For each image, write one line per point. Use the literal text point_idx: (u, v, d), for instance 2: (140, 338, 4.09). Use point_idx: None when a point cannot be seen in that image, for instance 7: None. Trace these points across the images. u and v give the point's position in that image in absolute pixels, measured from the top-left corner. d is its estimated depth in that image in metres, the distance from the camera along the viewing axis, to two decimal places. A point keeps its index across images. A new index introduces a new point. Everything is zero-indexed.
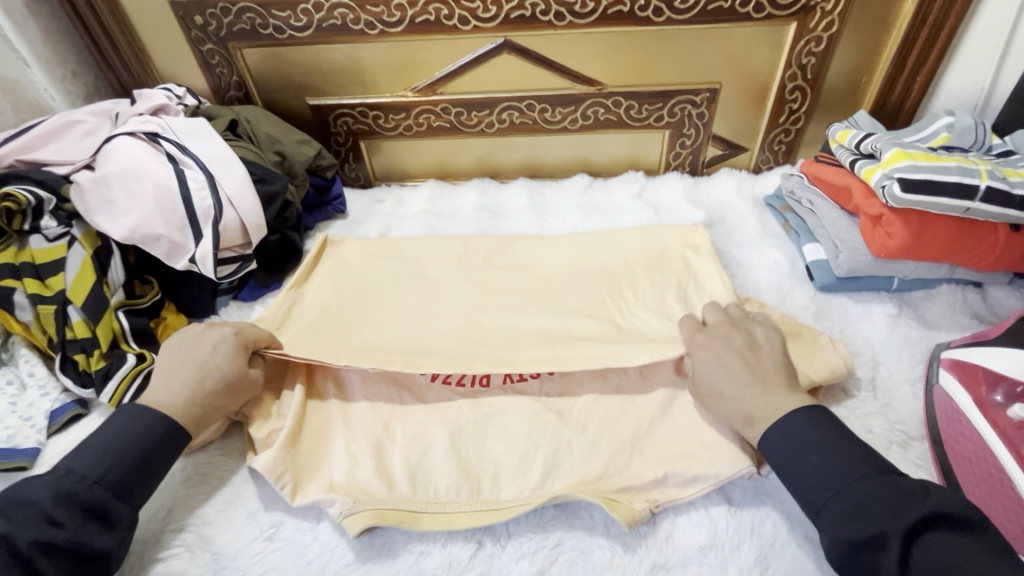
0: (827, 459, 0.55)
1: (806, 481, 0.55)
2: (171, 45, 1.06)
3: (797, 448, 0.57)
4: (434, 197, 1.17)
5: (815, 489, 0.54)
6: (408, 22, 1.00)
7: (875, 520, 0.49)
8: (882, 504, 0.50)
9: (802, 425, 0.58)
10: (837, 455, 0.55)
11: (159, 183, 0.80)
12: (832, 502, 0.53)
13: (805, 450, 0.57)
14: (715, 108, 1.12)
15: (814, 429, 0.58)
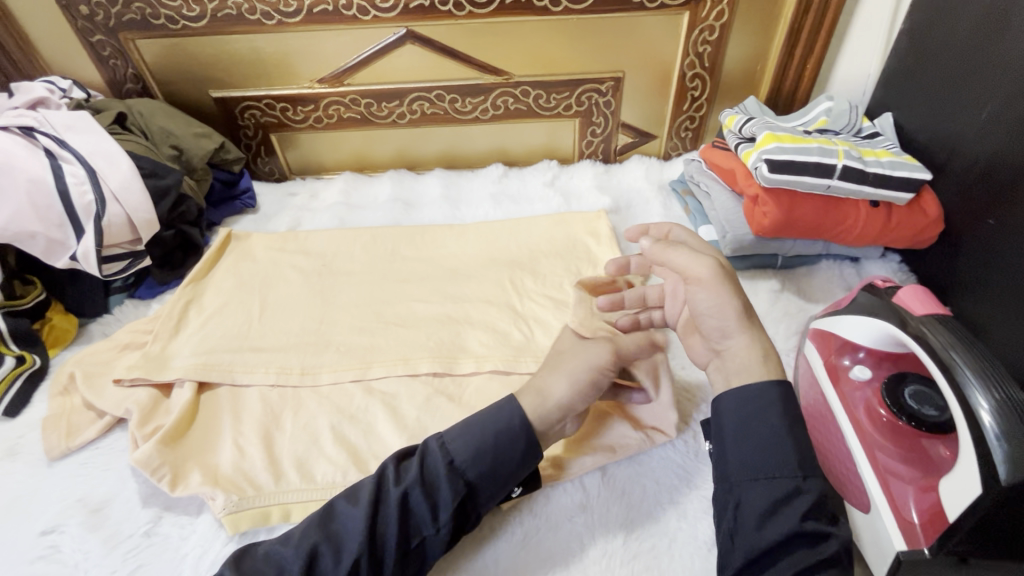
0: (796, 450, 0.53)
1: (787, 462, 0.53)
2: (56, 35, 1.02)
3: (759, 423, 0.55)
4: (348, 189, 1.17)
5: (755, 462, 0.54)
6: (306, 12, 0.99)
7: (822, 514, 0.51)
8: (831, 514, 0.52)
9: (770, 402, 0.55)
10: (805, 454, 0.53)
11: (32, 178, 0.78)
12: (790, 493, 0.52)
13: (780, 426, 0.54)
14: (621, 96, 1.15)
15: (796, 418, 0.55)
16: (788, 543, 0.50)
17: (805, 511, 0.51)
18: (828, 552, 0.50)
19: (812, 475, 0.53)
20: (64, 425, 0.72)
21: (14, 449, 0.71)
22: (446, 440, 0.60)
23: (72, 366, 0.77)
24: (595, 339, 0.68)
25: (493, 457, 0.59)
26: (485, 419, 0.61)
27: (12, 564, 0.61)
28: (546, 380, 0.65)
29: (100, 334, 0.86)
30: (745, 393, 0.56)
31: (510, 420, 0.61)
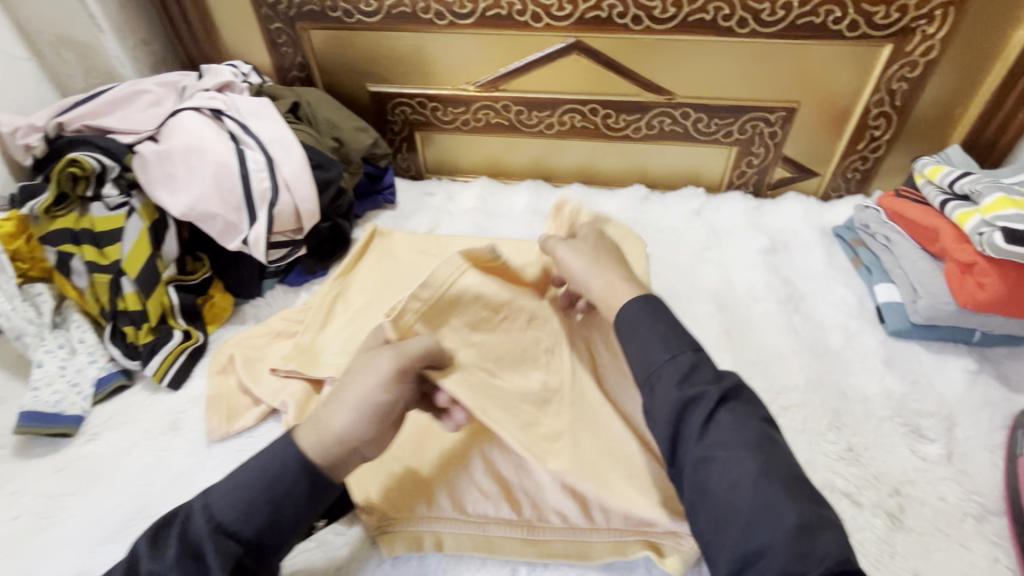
0: (677, 334, 0.56)
1: (656, 348, 0.55)
2: (239, 20, 1.06)
3: (634, 321, 0.58)
4: (485, 195, 1.15)
5: (642, 358, 0.55)
6: (479, 15, 0.98)
7: (697, 387, 0.52)
8: (708, 374, 0.53)
9: (638, 307, 0.58)
10: (679, 333, 0.56)
11: (220, 161, 0.80)
12: (664, 370, 0.54)
13: (654, 325, 0.57)
14: (789, 128, 1.06)
15: (666, 315, 0.58)
16: (686, 413, 0.52)
17: (680, 383, 0.53)
18: (714, 402, 0.51)
19: (702, 348, 0.55)
20: (225, 408, 0.73)
21: (178, 423, 0.73)
22: (207, 500, 0.52)
23: (228, 349, 0.79)
24: (380, 355, 0.55)
25: (262, 515, 0.52)
26: (252, 465, 0.53)
27: None
28: (343, 419, 0.54)
29: (254, 317, 0.88)
30: (618, 313, 0.59)
31: (281, 465, 0.53)
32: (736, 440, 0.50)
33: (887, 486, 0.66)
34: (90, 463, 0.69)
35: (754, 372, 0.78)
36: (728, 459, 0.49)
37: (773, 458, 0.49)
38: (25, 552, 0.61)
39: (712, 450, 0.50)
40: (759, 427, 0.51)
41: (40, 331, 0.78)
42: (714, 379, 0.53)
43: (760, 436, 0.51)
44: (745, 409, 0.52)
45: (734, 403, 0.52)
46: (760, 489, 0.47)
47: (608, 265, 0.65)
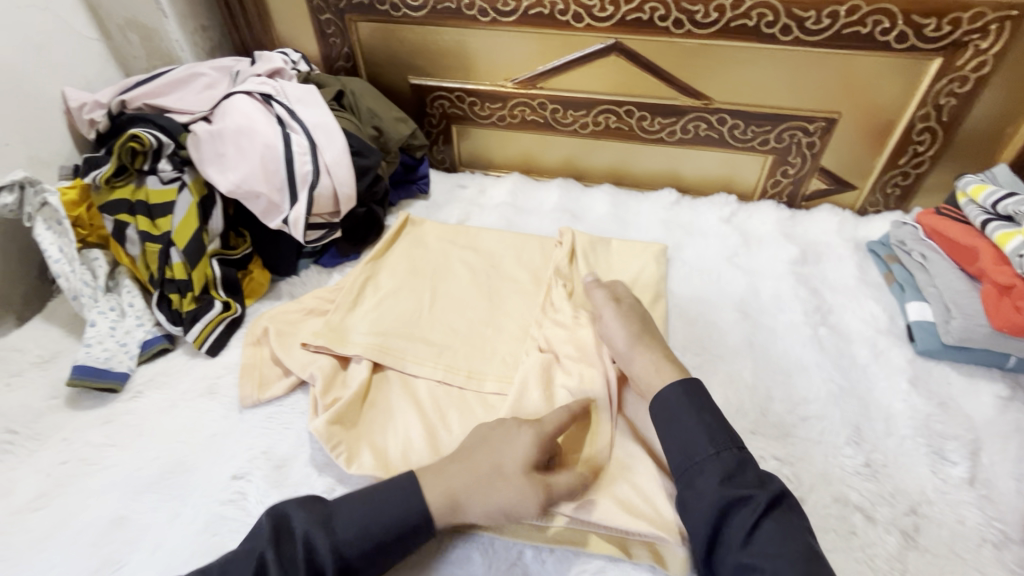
0: (722, 430, 0.61)
1: (718, 439, 0.60)
2: (291, 10, 1.11)
3: (687, 414, 0.62)
4: (516, 191, 1.17)
5: (696, 450, 0.60)
6: (522, 13, 1.00)
7: (747, 485, 0.56)
8: (754, 478, 0.57)
9: (689, 399, 0.63)
10: (730, 433, 0.61)
11: (267, 143, 0.84)
12: (710, 466, 0.58)
13: (701, 417, 0.61)
14: (829, 139, 1.05)
15: (707, 407, 0.63)
16: (729, 511, 0.55)
17: (723, 481, 0.56)
18: (761, 504, 0.54)
19: (745, 450, 0.60)
20: (257, 376, 0.77)
21: (213, 387, 0.78)
22: (330, 523, 0.57)
23: (263, 321, 0.82)
24: (527, 430, 0.62)
25: (377, 548, 0.56)
26: (382, 500, 0.58)
27: (204, 498, 0.65)
28: (461, 490, 0.59)
29: (289, 294, 0.92)
30: (661, 397, 0.64)
31: (407, 509, 0.58)
32: (784, 545, 0.52)
33: (904, 504, 0.65)
34: (133, 417, 0.74)
35: (774, 381, 0.78)
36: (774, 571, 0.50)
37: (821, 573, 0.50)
38: (70, 493, 0.66)
39: (755, 558, 0.52)
40: (806, 539, 0.53)
41: (94, 293, 0.84)
42: (759, 483, 0.56)
43: (807, 548, 0.52)
44: (792, 515, 0.55)
45: (783, 508, 0.55)
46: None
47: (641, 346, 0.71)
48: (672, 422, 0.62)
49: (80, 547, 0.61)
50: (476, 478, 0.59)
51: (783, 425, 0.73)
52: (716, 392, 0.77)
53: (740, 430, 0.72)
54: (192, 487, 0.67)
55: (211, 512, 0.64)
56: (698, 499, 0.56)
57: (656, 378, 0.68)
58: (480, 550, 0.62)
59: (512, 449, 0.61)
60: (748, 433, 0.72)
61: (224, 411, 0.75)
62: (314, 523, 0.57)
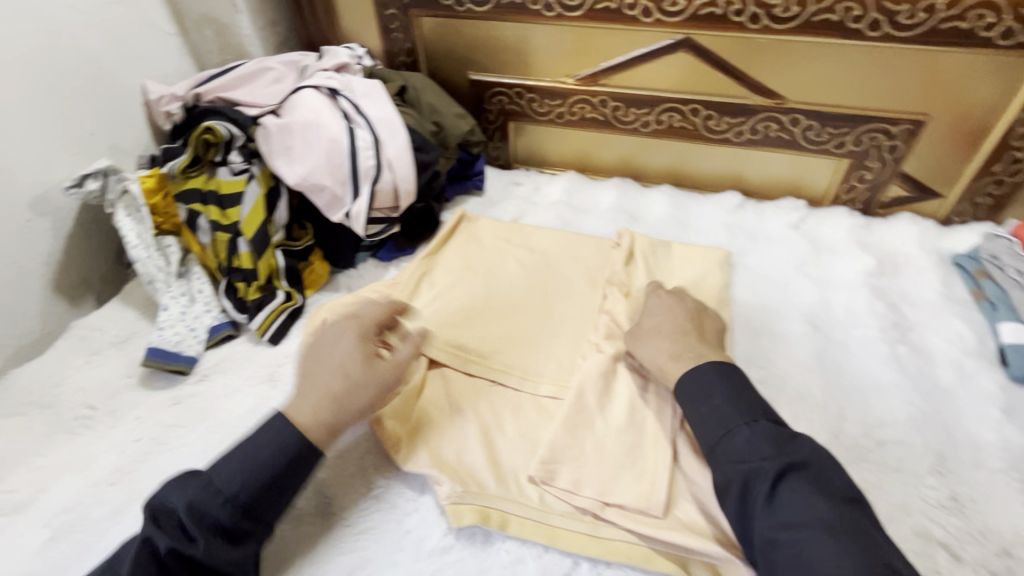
0: (735, 405, 0.59)
1: (736, 414, 0.58)
2: (357, 6, 1.12)
3: (704, 393, 0.61)
4: (572, 189, 1.15)
5: (714, 429, 0.59)
6: (588, 8, 0.97)
7: (759, 457, 0.54)
8: (768, 446, 0.54)
9: (713, 377, 0.62)
10: (748, 406, 0.59)
11: (333, 138, 0.85)
12: (726, 446, 0.57)
13: (718, 397, 0.60)
14: (914, 143, 0.97)
15: (740, 386, 0.61)
16: (747, 486, 0.54)
17: (736, 459, 0.55)
18: (773, 473, 0.53)
19: (760, 419, 0.57)
20: None
21: (274, 375, 0.80)
22: (214, 486, 0.56)
23: (323, 313, 0.84)
24: (350, 335, 0.68)
25: (266, 488, 0.58)
26: (232, 456, 0.59)
27: None
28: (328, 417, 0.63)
29: (347, 286, 0.94)
30: (689, 381, 0.63)
31: (285, 441, 0.60)
32: (802, 511, 0.50)
33: (995, 544, 0.60)
34: (200, 400, 0.77)
35: (847, 400, 0.73)
36: (795, 541, 0.49)
37: (864, 539, 0.48)
38: (142, 470, 0.69)
39: (775, 531, 0.50)
40: (828, 503, 0.50)
41: (167, 278, 0.87)
42: (774, 452, 0.54)
43: (834, 514, 0.50)
44: (816, 480, 0.52)
45: (802, 474, 0.53)
46: (829, 558, 0.47)
47: (672, 339, 0.69)
48: (691, 404, 0.62)
49: None
50: (328, 394, 0.63)
51: (857, 448, 0.68)
52: (784, 409, 0.73)
53: None
54: None
55: None
56: (724, 478, 0.56)
57: (671, 369, 0.66)
58: (532, 556, 0.61)
59: (343, 356, 0.66)
60: None
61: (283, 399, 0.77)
62: (200, 493, 0.55)
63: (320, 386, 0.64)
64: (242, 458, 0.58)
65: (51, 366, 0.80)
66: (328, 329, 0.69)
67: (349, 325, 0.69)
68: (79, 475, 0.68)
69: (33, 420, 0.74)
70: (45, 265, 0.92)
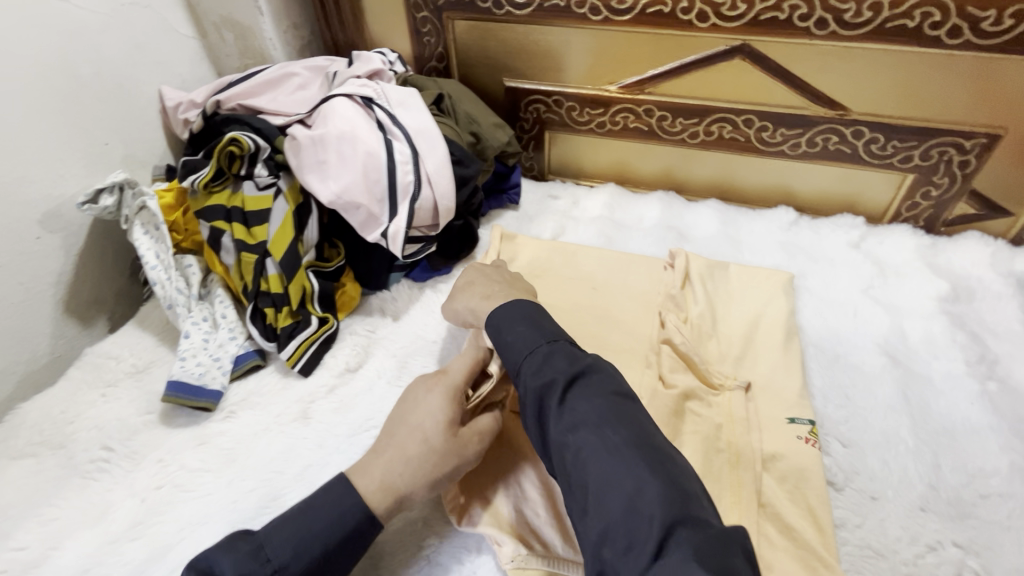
0: (535, 329, 0.56)
1: (537, 335, 0.55)
2: (387, 7, 1.05)
3: (511, 321, 0.58)
4: (613, 203, 1.08)
5: (516, 353, 0.55)
6: (638, 11, 0.91)
7: (553, 369, 0.52)
8: (562, 360, 0.53)
9: (527, 308, 0.59)
10: (547, 329, 0.56)
11: (370, 151, 0.79)
12: (530, 365, 0.53)
13: (519, 321, 0.57)
14: (988, 157, 0.91)
15: (540, 316, 0.58)
16: (543, 401, 0.51)
17: (555, 378, 0.52)
18: (564, 384, 0.51)
19: (561, 339, 0.55)
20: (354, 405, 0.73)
21: (307, 412, 0.73)
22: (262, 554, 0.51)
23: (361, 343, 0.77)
24: (434, 394, 0.60)
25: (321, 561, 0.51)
26: (310, 514, 0.53)
27: None
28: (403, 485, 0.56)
29: (381, 310, 0.87)
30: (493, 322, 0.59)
31: (344, 510, 0.54)
32: (590, 419, 0.49)
33: None
34: (227, 440, 0.70)
35: (940, 445, 0.67)
36: (580, 446, 0.48)
37: (643, 436, 0.49)
38: (168, 521, 0.62)
39: (563, 437, 0.49)
40: (613, 407, 0.50)
41: (188, 302, 0.81)
42: (564, 365, 0.53)
43: (610, 412, 0.50)
44: (597, 385, 0.52)
45: (591, 380, 0.52)
46: (628, 471, 0.46)
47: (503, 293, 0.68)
48: (497, 330, 0.58)
49: None
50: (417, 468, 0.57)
51: (959, 502, 0.62)
52: (872, 455, 0.66)
53: (907, 505, 0.62)
54: None
55: None
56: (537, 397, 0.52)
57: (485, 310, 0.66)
58: None
59: (427, 416, 0.58)
60: (917, 509, 0.61)
61: (317, 439, 0.70)
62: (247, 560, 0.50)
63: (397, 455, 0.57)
64: (302, 525, 0.52)
65: (63, 400, 0.73)
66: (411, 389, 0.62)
67: (436, 382, 0.61)
68: (97, 528, 0.62)
69: (44, 462, 0.67)
70: (55, 285, 0.86)
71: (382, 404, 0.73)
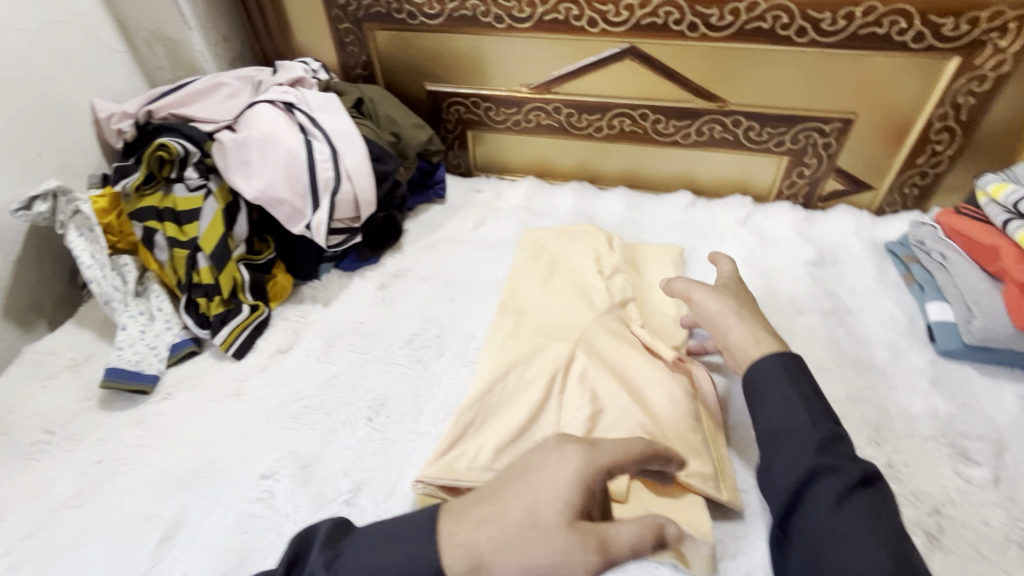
0: (806, 402, 0.57)
1: (807, 416, 0.56)
2: (311, 20, 1.13)
3: (780, 380, 0.59)
4: (531, 194, 1.18)
5: (802, 431, 0.55)
6: (537, 19, 1.01)
7: (840, 462, 0.52)
8: (846, 453, 0.53)
9: (777, 369, 0.60)
10: (814, 410, 0.56)
11: (291, 151, 0.86)
12: (808, 442, 0.54)
13: (785, 387, 0.58)
14: (845, 139, 1.05)
15: (802, 376, 0.59)
16: (811, 482, 0.52)
17: (815, 448, 0.53)
18: (851, 480, 0.50)
19: (825, 422, 0.55)
20: (284, 381, 0.80)
21: (240, 389, 0.79)
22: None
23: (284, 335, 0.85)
24: (573, 452, 0.47)
25: None
26: (386, 555, 0.47)
27: (233, 498, 0.67)
28: (487, 550, 0.45)
29: (311, 298, 0.93)
30: (758, 367, 0.61)
31: (419, 572, 0.46)
32: (873, 525, 0.48)
33: (927, 504, 0.65)
34: (163, 418, 0.76)
35: None
36: (839, 549, 0.47)
37: (903, 552, 0.47)
38: (108, 491, 0.68)
39: (822, 536, 0.49)
40: (894, 523, 0.48)
41: (125, 297, 0.86)
42: (852, 462, 0.52)
43: (881, 520, 0.49)
44: (884, 498, 0.50)
45: (870, 490, 0.51)
46: None
47: (749, 318, 0.67)
48: (765, 391, 0.59)
49: (118, 543, 0.63)
50: (511, 539, 0.44)
51: None
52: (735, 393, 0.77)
53: None
54: (223, 485, 0.68)
55: (241, 511, 0.65)
56: (787, 467, 0.53)
57: (753, 347, 0.63)
58: None
59: (551, 486, 0.45)
60: None
61: (250, 413, 0.76)
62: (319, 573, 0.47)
63: (499, 522, 0.45)
64: (382, 566, 0.46)
65: (2, 393, 0.78)
66: (542, 442, 0.50)
67: (578, 446, 0.48)
68: (39, 501, 0.67)
69: None
70: None
71: (309, 378, 0.80)
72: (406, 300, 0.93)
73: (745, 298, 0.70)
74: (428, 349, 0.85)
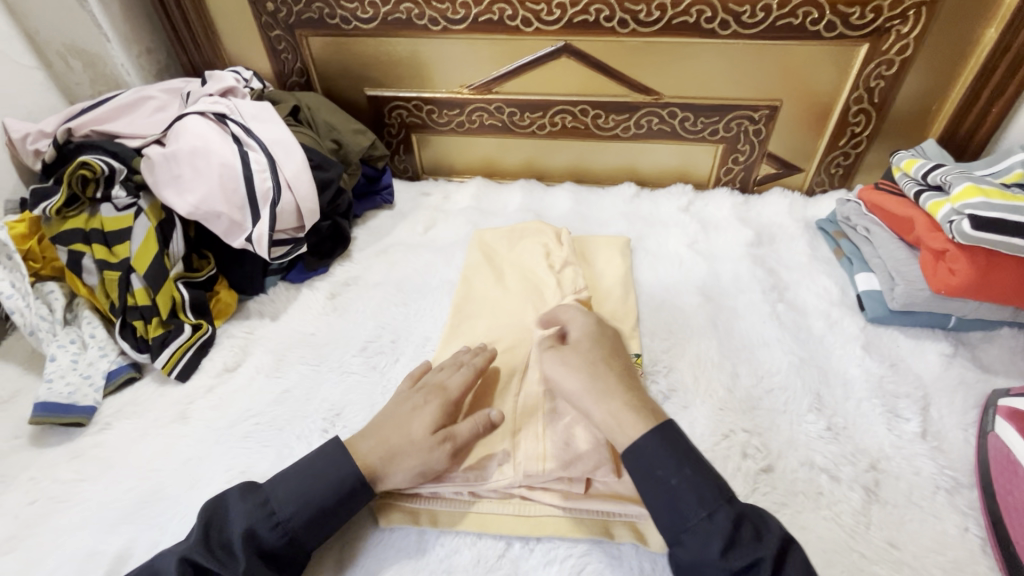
0: (698, 487, 0.53)
1: (692, 501, 0.53)
2: (241, 27, 1.10)
3: (655, 467, 0.55)
4: (480, 195, 1.19)
5: (690, 507, 0.53)
6: (472, 20, 1.02)
7: (751, 548, 0.50)
8: (750, 535, 0.51)
9: (655, 445, 0.56)
10: (705, 486, 0.54)
11: (225, 163, 0.83)
12: (704, 529, 0.52)
13: (681, 470, 0.54)
14: (773, 125, 1.10)
15: (684, 451, 0.56)
16: None
17: (724, 553, 0.50)
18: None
19: (720, 505, 0.53)
20: (234, 400, 0.78)
21: (186, 412, 0.76)
22: (270, 508, 0.57)
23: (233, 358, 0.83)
24: (431, 399, 0.65)
25: (320, 514, 0.58)
26: (320, 473, 0.59)
27: (183, 525, 0.63)
28: (379, 463, 0.60)
29: (259, 312, 0.91)
30: (635, 451, 0.56)
31: (341, 475, 0.59)
32: None
33: (864, 461, 0.69)
34: (104, 450, 0.72)
35: (739, 357, 0.82)
36: None
37: None
38: (46, 531, 0.64)
39: None
40: None
41: (52, 326, 0.81)
42: (759, 539, 0.51)
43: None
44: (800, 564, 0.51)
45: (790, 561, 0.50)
46: None
47: (609, 390, 0.60)
48: (645, 479, 0.55)
49: None
50: (387, 439, 0.62)
51: (749, 398, 0.76)
52: (685, 373, 0.80)
53: (709, 408, 0.75)
54: (171, 512, 0.65)
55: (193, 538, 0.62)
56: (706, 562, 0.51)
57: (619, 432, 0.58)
58: (466, 543, 0.63)
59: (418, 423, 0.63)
60: (718, 408, 0.75)
61: (198, 434, 0.73)
62: (258, 516, 0.56)
63: (381, 434, 0.62)
64: (314, 483, 0.59)
65: None
66: (409, 395, 0.67)
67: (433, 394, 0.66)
68: None
69: None
70: None
71: (260, 396, 0.78)
72: (357, 308, 0.92)
73: (600, 362, 0.63)
74: (383, 355, 0.84)
